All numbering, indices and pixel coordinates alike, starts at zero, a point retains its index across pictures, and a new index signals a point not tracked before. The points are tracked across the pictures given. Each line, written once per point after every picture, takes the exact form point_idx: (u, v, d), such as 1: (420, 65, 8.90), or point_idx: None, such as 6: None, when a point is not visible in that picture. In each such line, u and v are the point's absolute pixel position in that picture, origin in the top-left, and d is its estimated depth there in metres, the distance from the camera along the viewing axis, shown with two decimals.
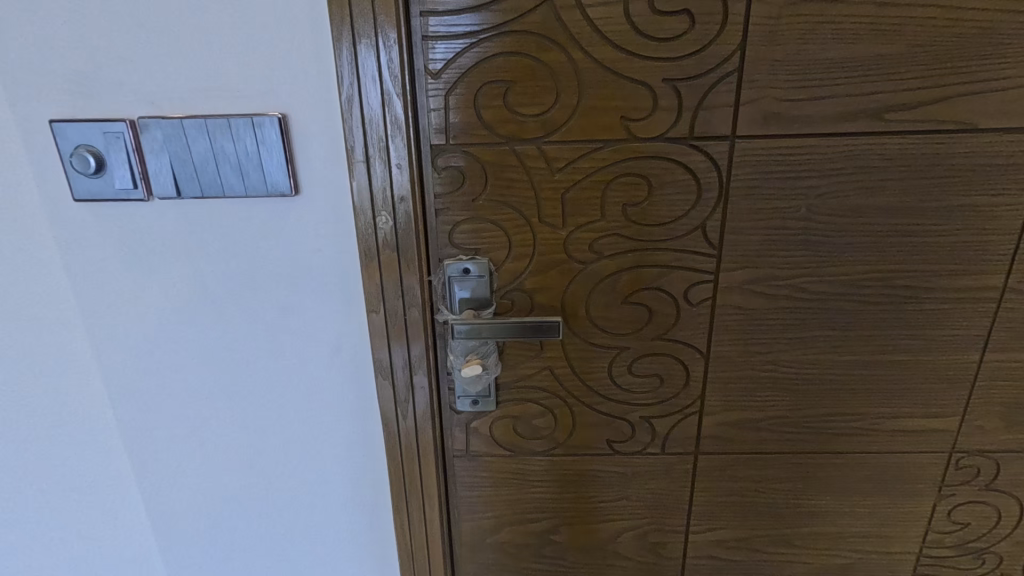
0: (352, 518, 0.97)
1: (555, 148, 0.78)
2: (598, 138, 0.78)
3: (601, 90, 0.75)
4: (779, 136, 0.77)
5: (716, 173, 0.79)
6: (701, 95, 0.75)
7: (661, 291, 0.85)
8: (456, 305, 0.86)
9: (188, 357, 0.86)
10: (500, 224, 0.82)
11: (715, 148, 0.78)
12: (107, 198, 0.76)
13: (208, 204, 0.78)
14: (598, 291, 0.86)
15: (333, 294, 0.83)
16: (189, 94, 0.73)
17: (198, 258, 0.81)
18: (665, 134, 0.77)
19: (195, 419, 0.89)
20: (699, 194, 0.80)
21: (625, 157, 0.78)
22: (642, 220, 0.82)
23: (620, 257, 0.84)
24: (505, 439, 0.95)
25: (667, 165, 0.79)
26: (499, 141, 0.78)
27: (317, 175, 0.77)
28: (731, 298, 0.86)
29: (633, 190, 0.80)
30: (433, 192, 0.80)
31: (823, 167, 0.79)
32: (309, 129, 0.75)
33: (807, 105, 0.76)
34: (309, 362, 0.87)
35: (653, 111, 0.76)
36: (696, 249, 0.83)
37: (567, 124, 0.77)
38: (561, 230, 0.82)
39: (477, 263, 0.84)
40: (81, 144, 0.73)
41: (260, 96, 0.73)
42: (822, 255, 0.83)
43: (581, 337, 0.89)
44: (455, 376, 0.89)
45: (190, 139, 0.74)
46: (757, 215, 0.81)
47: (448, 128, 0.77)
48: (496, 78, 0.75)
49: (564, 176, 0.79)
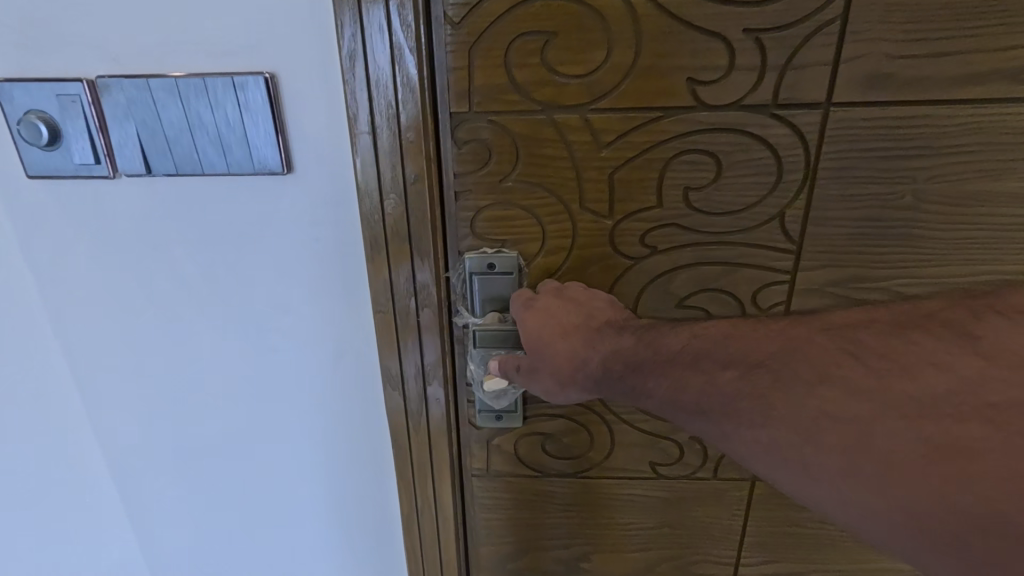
0: (359, 537, 0.87)
1: (602, 118, 0.63)
2: (657, 105, 0.63)
3: (664, 43, 0.60)
4: (887, 103, 0.61)
5: (802, 150, 0.63)
6: (791, 50, 0.60)
7: (724, 293, 0.71)
8: (477, 307, 0.72)
9: (169, 360, 0.74)
10: (532, 210, 0.68)
11: (805, 118, 0.62)
12: (66, 175, 0.64)
13: (185, 183, 0.65)
14: (647, 292, 0.72)
15: (333, 291, 0.71)
16: (157, 47, 0.60)
17: (175, 246, 0.68)
18: (742, 100, 0.62)
19: (182, 428, 0.79)
20: (778, 176, 0.65)
21: (691, 129, 0.64)
22: (705, 208, 0.67)
23: (677, 252, 0.69)
24: (532, 458, 0.82)
25: (741, 140, 0.64)
26: (534, 108, 0.63)
27: (313, 149, 0.64)
28: (810, 304, 0.71)
29: (697, 170, 0.65)
30: (453, 171, 0.67)
31: (941, 143, 0.62)
32: (304, 94, 0.62)
33: (926, 62, 0.59)
34: (309, 367, 0.75)
35: (728, 72, 0.61)
36: (770, 243, 0.68)
37: (619, 88, 0.62)
38: (607, 218, 0.68)
39: (503, 258, 0.70)
40: (31, 109, 0.61)
41: (242, 50, 0.60)
42: (929, 253, 0.67)
43: None
44: (475, 388, 0.77)
45: (158, 105, 0.61)
46: (849, 202, 0.65)
47: (472, 93, 0.63)
48: (533, 30, 0.60)
49: (613, 152, 0.65)
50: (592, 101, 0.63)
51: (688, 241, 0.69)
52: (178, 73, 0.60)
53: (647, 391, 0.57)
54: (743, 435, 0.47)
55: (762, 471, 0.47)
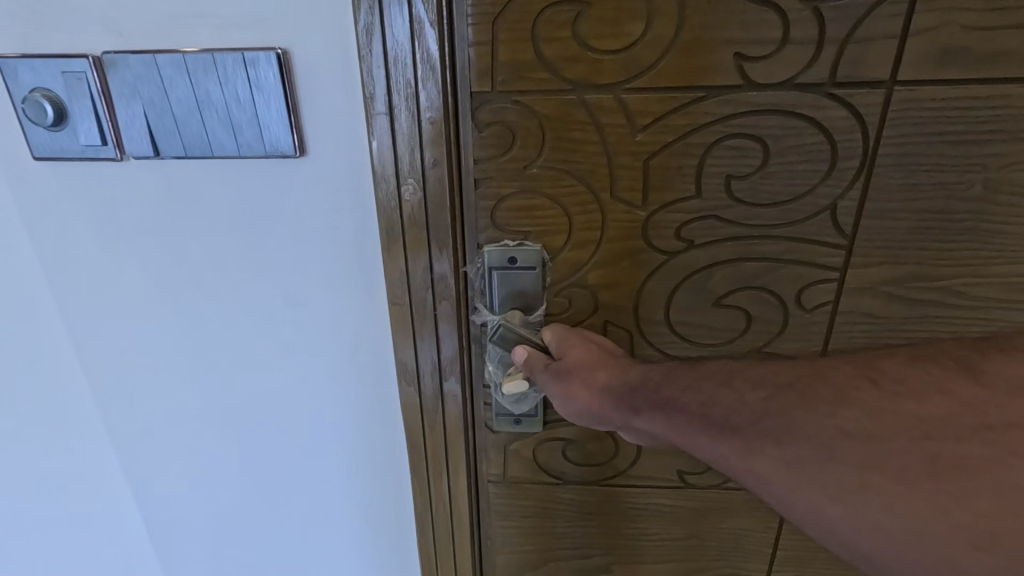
0: (373, 535, 0.84)
1: (639, 98, 0.58)
2: (698, 84, 0.57)
3: (712, 14, 0.55)
4: (962, 81, 0.54)
5: (860, 134, 0.57)
6: (854, 20, 0.53)
7: (766, 292, 0.65)
8: (497, 304, 0.68)
9: (181, 352, 0.72)
10: (559, 200, 0.63)
11: (865, 99, 0.56)
12: (72, 157, 0.61)
13: (195, 166, 0.63)
14: (682, 289, 0.67)
15: (347, 281, 0.67)
16: (164, 21, 0.56)
17: (184, 233, 0.66)
18: (795, 78, 0.56)
19: (193, 419, 0.77)
20: (832, 163, 0.59)
21: (735, 112, 0.58)
22: (749, 199, 0.61)
23: (716, 246, 0.64)
24: (552, 464, 0.78)
25: (792, 122, 0.58)
26: (565, 87, 0.58)
27: (327, 131, 0.60)
28: (862, 305, 0.65)
29: (740, 157, 0.60)
30: (473, 156, 0.62)
31: (1022, 127, 0.55)
32: (317, 71, 0.58)
33: (1012, 33, 0.52)
34: (322, 361, 0.72)
35: (783, 46, 0.55)
36: (819, 238, 0.62)
37: (660, 64, 0.57)
38: (640, 209, 0.63)
39: (525, 252, 0.65)
40: (36, 87, 0.58)
41: (253, 23, 0.56)
42: (1002, 252, 0.60)
43: (655, 347, 0.70)
44: (493, 390, 0.73)
45: (166, 83, 0.58)
46: (910, 191, 0.59)
47: (495, 70, 0.58)
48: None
49: (649, 136, 0.60)
50: (627, 79, 0.57)
51: (727, 235, 0.63)
52: (185, 49, 0.57)
53: (681, 405, 0.55)
54: (774, 451, 0.49)
55: (781, 487, 0.48)
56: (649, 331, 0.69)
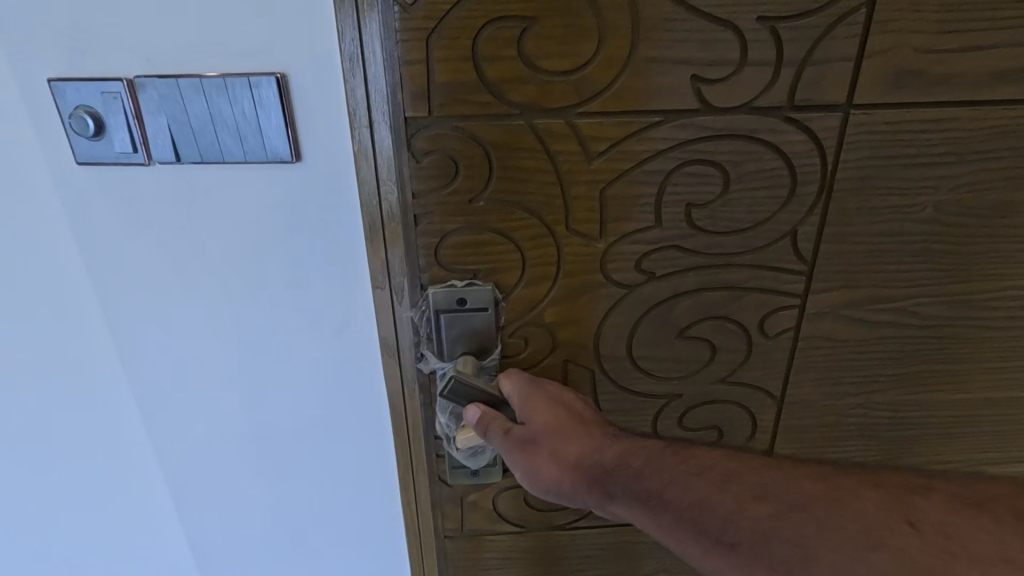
0: (377, 528, 0.86)
1: (592, 123, 0.57)
2: (654, 110, 0.57)
3: (666, 35, 0.54)
4: (917, 102, 0.57)
5: (818, 161, 0.60)
6: (811, 43, 0.55)
7: (728, 322, 0.68)
8: (446, 349, 0.68)
9: (191, 361, 0.74)
10: (507, 233, 0.62)
11: (823, 123, 0.58)
12: (109, 164, 0.63)
13: (206, 172, 0.64)
14: (644, 321, 0.68)
15: (342, 275, 0.69)
16: (183, 49, 0.59)
17: (195, 232, 0.67)
18: (753, 102, 0.57)
19: (210, 416, 0.78)
20: (792, 190, 0.61)
21: (695, 136, 0.59)
22: (711, 227, 0.63)
23: (677, 276, 0.66)
24: (513, 513, 0.81)
25: (753, 149, 0.59)
26: (511, 112, 0.56)
27: (321, 143, 0.62)
28: (821, 330, 0.69)
29: (701, 183, 0.61)
30: (410, 189, 0.60)
31: (969, 147, 0.59)
32: (311, 92, 0.60)
33: (965, 54, 0.55)
34: (319, 356, 0.74)
35: (740, 68, 0.56)
36: (781, 265, 0.65)
37: (613, 85, 0.56)
38: (598, 240, 0.63)
39: (476, 294, 0.65)
40: (80, 104, 0.60)
41: (260, 46, 0.58)
42: (951, 268, 0.65)
43: (614, 379, 0.72)
44: (446, 439, 0.74)
45: (186, 99, 0.60)
46: (871, 215, 0.62)
47: (429, 96, 0.54)
48: (506, 16, 0.52)
49: (604, 164, 0.59)
50: (582, 105, 0.56)
51: (689, 261, 0.65)
52: (207, 71, 0.59)
53: (662, 504, 0.48)
54: None
55: None
56: (609, 365, 0.71)
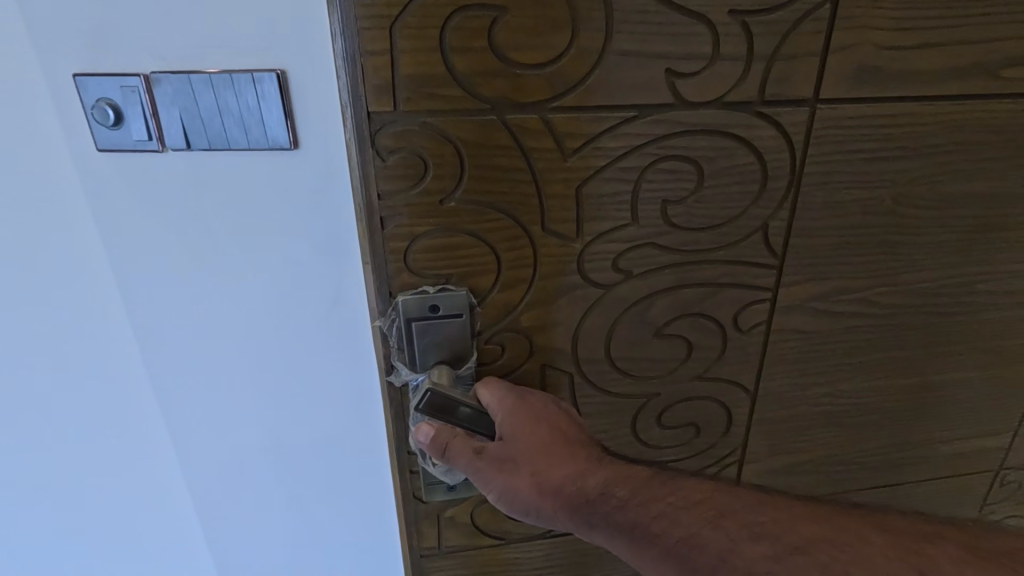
0: (362, 514, 0.87)
1: (567, 118, 0.56)
2: (627, 104, 0.56)
3: (640, 28, 0.53)
4: (873, 99, 0.62)
5: (788, 155, 0.62)
6: (781, 37, 0.56)
7: (704, 318, 0.70)
8: (418, 360, 0.63)
9: (207, 353, 0.73)
10: (481, 234, 0.59)
11: (792, 117, 0.60)
12: (127, 152, 0.62)
13: (200, 160, 0.63)
14: (622, 321, 0.67)
15: (328, 265, 0.69)
16: (199, 37, 0.57)
17: (179, 220, 0.65)
18: (725, 97, 0.58)
19: (193, 406, 0.77)
20: (763, 185, 0.63)
21: (669, 132, 0.58)
22: (687, 223, 0.63)
23: (654, 274, 0.65)
24: (492, 525, 0.78)
25: (726, 144, 0.60)
26: (482, 106, 0.54)
27: (318, 133, 0.62)
28: (790, 322, 0.73)
29: (676, 179, 0.61)
30: (375, 190, 0.55)
31: (916, 144, 0.65)
32: (314, 86, 0.60)
33: (914, 54, 0.60)
34: (305, 344, 0.73)
35: (713, 62, 0.56)
36: (754, 259, 0.67)
37: (587, 79, 0.54)
38: (574, 241, 0.61)
39: (449, 299, 0.61)
40: (101, 94, 0.58)
41: (269, 37, 0.57)
42: (901, 256, 0.72)
43: (592, 382, 0.70)
44: (419, 456, 0.68)
45: (196, 91, 0.58)
46: (835, 209, 0.67)
47: (398, 89, 0.52)
48: (475, 4, 0.50)
49: (578, 161, 0.58)
50: (554, 100, 0.55)
51: (666, 257, 0.65)
52: (212, 67, 0.58)
53: (649, 540, 0.47)
54: None
55: None
56: (587, 368, 0.69)
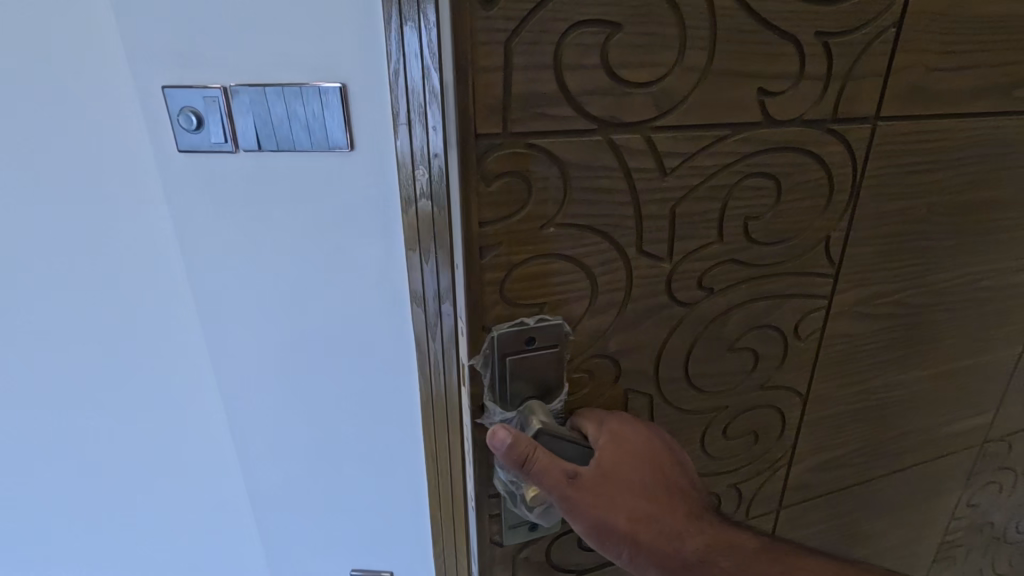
0: (399, 441, 1.09)
1: (669, 137, 0.54)
2: (721, 120, 0.56)
3: (739, 47, 0.53)
4: (920, 116, 0.66)
5: (851, 168, 0.65)
6: (854, 57, 0.58)
7: (771, 328, 0.71)
8: (510, 397, 0.59)
9: (282, 308, 0.95)
10: (580, 260, 0.56)
11: (857, 133, 0.63)
12: (204, 150, 0.83)
13: (281, 157, 0.84)
14: (702, 338, 0.67)
15: (378, 238, 0.90)
16: (268, 63, 0.77)
17: (265, 202, 0.86)
18: (805, 115, 0.59)
19: (267, 351, 0.99)
20: (829, 198, 0.65)
21: (756, 149, 0.59)
22: (764, 237, 0.64)
23: (731, 289, 0.66)
24: (566, 560, 0.74)
25: (802, 160, 0.62)
26: (589, 126, 0.51)
27: (371, 133, 0.82)
28: (840, 326, 0.76)
29: (759, 196, 0.61)
30: (476, 218, 0.51)
31: (948, 156, 0.71)
32: (364, 100, 0.79)
33: (953, 75, 0.65)
34: (357, 300, 0.95)
35: (798, 81, 0.57)
36: (816, 268, 0.69)
37: (689, 98, 0.53)
38: (665, 260, 0.60)
39: (546, 329, 0.57)
40: (186, 105, 0.79)
41: (325, 64, 0.77)
42: (927, 259, 0.78)
43: (670, 401, 0.69)
44: (504, 497, 0.64)
45: (271, 103, 0.79)
46: (883, 218, 0.71)
47: (508, 109, 0.48)
48: (590, 20, 0.47)
49: (674, 180, 0.56)
50: (657, 118, 0.53)
51: (742, 273, 0.65)
52: (282, 83, 0.78)
53: None
54: None
55: None
56: (667, 387, 0.68)
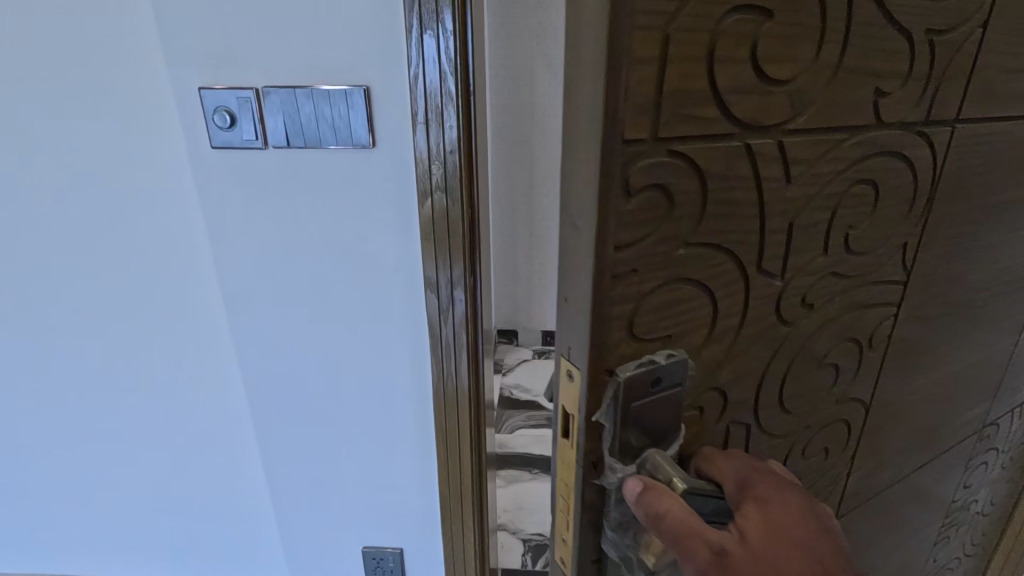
0: (407, 413, 1.19)
1: (795, 141, 0.50)
2: (843, 120, 0.52)
3: (865, 44, 0.50)
4: (994, 120, 0.65)
5: (933, 173, 0.63)
6: (950, 60, 0.56)
7: (851, 340, 0.68)
8: (631, 451, 0.51)
9: (303, 289, 1.07)
10: (702, 281, 0.51)
11: (943, 137, 0.61)
12: (235, 146, 0.95)
13: (308, 152, 0.96)
14: (796, 356, 0.63)
15: (393, 226, 1.01)
16: (292, 66, 0.90)
17: (295, 195, 0.99)
18: (905, 119, 0.57)
19: (290, 330, 1.11)
20: (914, 203, 0.63)
21: (867, 153, 0.56)
22: (858, 246, 0.61)
23: (824, 303, 0.62)
24: None
25: (899, 165, 0.59)
26: (729, 129, 0.46)
27: (388, 129, 0.94)
28: (905, 332, 0.75)
29: (862, 203, 0.59)
30: (612, 241, 0.43)
31: (1014, 160, 0.70)
32: (384, 99, 0.92)
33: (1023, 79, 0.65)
34: (373, 281, 1.06)
35: (902, 83, 0.55)
36: (894, 277, 0.68)
37: (818, 97, 0.49)
38: (773, 275, 0.56)
39: (673, 369, 0.51)
40: (221, 105, 0.92)
41: (347, 69, 0.90)
42: (984, 261, 0.78)
43: (763, 424, 0.65)
44: (611, 562, 0.56)
45: (300, 103, 0.91)
46: (954, 224, 0.70)
47: (657, 112, 0.41)
48: (746, 5, 0.42)
49: (796, 188, 0.53)
50: (789, 116, 0.49)
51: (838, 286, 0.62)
52: (309, 81, 0.90)
53: None
54: None
55: None
56: (762, 411, 0.64)
